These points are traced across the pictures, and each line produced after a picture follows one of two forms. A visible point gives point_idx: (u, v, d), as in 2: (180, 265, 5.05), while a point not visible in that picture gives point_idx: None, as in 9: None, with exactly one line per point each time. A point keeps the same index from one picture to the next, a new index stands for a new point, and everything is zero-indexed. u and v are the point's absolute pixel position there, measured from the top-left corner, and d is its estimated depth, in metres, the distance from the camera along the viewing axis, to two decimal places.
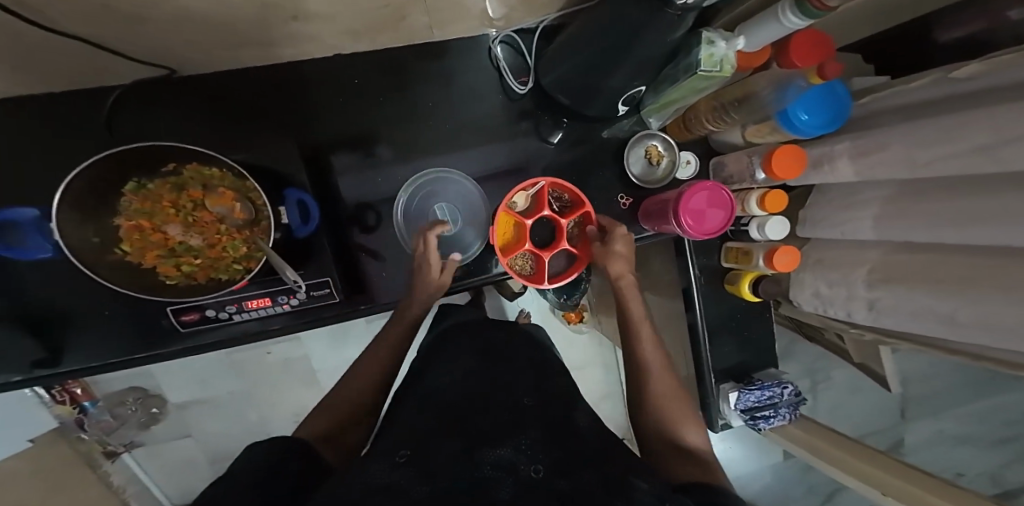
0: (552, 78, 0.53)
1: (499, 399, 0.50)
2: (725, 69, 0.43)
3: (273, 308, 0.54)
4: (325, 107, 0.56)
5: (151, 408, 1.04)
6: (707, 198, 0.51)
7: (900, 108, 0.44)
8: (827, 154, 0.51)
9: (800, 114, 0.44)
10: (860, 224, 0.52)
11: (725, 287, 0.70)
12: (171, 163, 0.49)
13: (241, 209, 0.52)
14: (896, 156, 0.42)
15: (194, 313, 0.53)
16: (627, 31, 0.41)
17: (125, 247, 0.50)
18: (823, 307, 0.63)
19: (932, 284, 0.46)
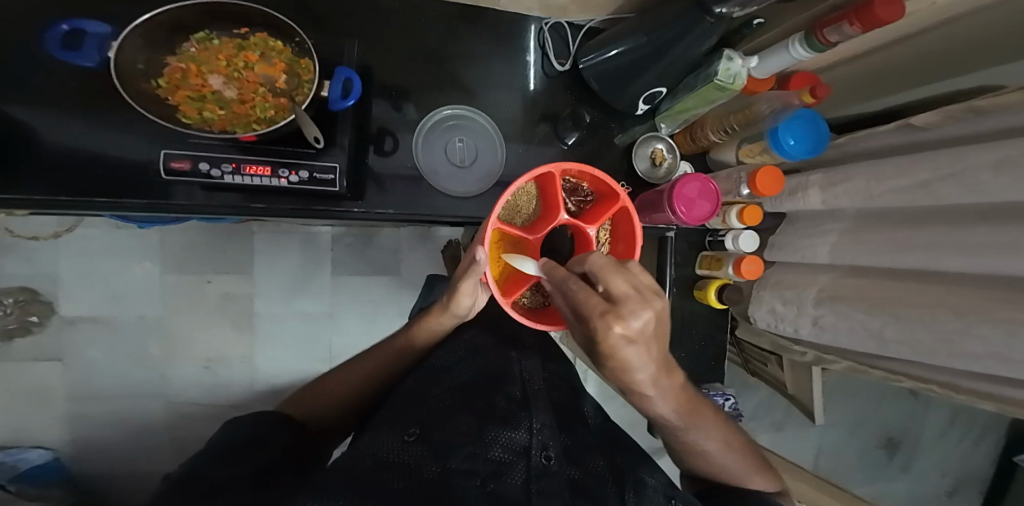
0: (588, 68, 0.58)
1: (507, 381, 0.50)
2: (736, 83, 0.48)
3: (270, 181, 0.46)
4: (374, 48, 0.56)
5: (28, 315, 0.86)
6: (698, 188, 0.54)
7: (866, 154, 0.53)
8: (802, 184, 0.59)
9: (787, 140, 0.50)
10: (818, 248, 0.60)
11: (694, 293, 0.72)
12: (245, 27, 0.46)
13: (285, 82, 0.47)
14: (859, 187, 0.51)
15: (181, 163, 0.44)
16: (671, 35, 0.48)
17: (162, 81, 0.44)
18: (774, 323, 0.68)
19: (870, 301, 0.53)
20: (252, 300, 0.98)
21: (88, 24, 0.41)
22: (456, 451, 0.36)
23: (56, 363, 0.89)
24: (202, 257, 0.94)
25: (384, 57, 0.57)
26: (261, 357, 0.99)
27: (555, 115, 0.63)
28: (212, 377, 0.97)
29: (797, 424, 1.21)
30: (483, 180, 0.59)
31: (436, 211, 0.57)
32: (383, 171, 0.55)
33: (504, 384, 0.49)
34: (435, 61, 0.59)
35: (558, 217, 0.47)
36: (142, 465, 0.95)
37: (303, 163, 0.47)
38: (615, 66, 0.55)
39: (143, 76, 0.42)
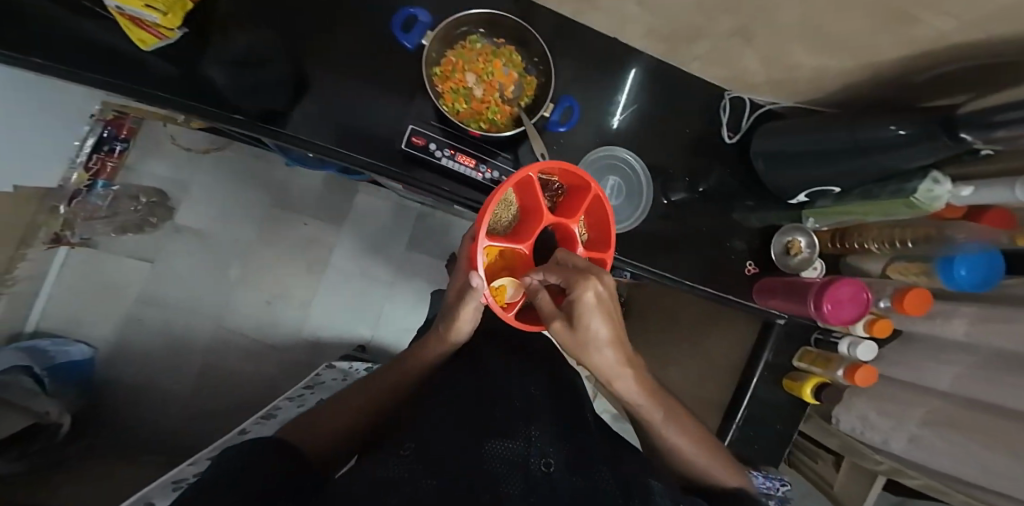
0: (773, 144, 0.61)
1: (505, 392, 0.46)
2: (928, 205, 0.49)
3: (471, 171, 0.53)
4: (574, 76, 0.64)
5: (151, 217, 0.87)
6: (851, 292, 0.56)
7: (1019, 298, 0.54)
8: (947, 310, 0.62)
9: (959, 270, 0.51)
10: (943, 374, 0.61)
11: (783, 381, 0.74)
12: (502, 39, 0.56)
13: (512, 92, 0.55)
14: (1014, 331, 0.52)
15: (416, 138, 0.52)
16: (866, 148, 0.48)
17: (438, 69, 0.52)
18: (862, 429, 0.73)
19: (982, 434, 0.55)
20: (329, 253, 0.98)
21: (420, 12, 0.52)
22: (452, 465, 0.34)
23: (145, 264, 0.89)
24: (313, 203, 0.97)
25: (582, 88, 0.63)
26: (320, 312, 0.98)
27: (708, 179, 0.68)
28: (269, 313, 0.96)
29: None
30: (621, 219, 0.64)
31: None
32: None
33: (501, 396, 0.45)
34: (623, 103, 0.65)
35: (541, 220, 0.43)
36: (178, 389, 0.92)
37: (498, 163, 0.54)
38: (805, 148, 0.56)
39: (430, 61, 0.51)
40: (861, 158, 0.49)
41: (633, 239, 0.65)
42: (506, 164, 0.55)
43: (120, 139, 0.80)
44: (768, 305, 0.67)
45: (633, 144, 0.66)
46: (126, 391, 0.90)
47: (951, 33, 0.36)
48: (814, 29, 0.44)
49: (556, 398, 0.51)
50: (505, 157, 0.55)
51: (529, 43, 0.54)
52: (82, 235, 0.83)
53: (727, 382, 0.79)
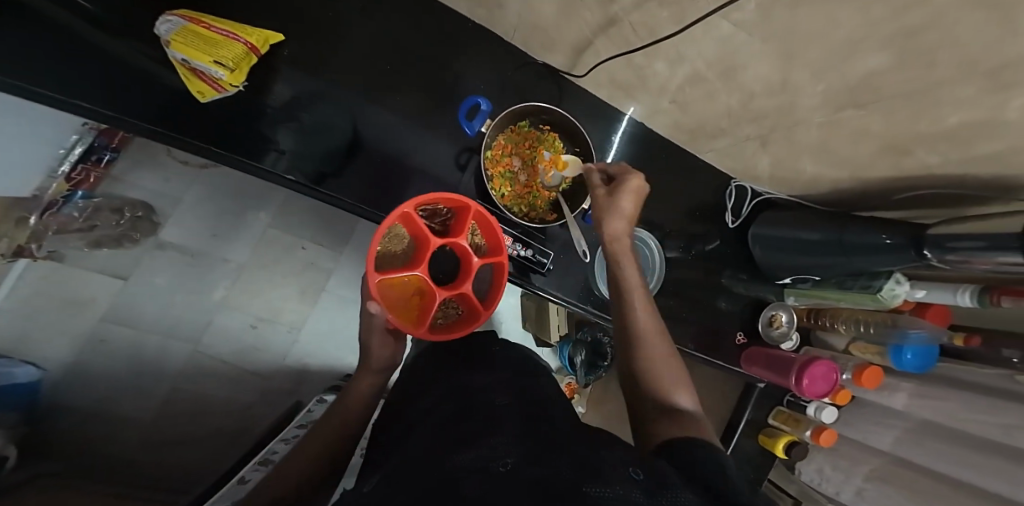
0: (764, 231, 0.70)
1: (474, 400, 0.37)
2: (885, 298, 0.58)
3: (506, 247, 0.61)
4: (599, 153, 0.72)
5: (133, 233, 0.84)
6: (824, 372, 0.69)
7: (950, 378, 0.66)
8: (892, 384, 0.73)
9: (906, 354, 0.61)
10: (885, 436, 0.73)
11: (758, 436, 0.87)
12: (547, 126, 0.63)
13: (554, 178, 0.62)
14: (946, 407, 0.64)
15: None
16: (845, 248, 0.57)
17: (490, 153, 0.59)
18: (819, 481, 0.82)
19: (920, 487, 0.66)
20: (326, 279, 0.98)
21: (483, 102, 0.58)
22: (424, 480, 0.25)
23: (118, 281, 0.85)
24: (314, 228, 0.97)
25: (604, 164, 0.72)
26: (310, 336, 0.97)
27: (710, 253, 0.77)
28: (252, 338, 0.94)
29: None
30: None
31: (570, 294, 0.67)
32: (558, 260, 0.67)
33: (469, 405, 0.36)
34: (637, 178, 0.74)
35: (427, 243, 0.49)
36: (143, 411, 0.87)
37: (529, 242, 0.63)
38: (792, 237, 0.65)
39: (484, 146, 0.59)
40: (825, 266, 0.62)
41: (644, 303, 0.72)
42: (536, 243, 0.64)
43: (111, 149, 0.78)
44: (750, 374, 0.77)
45: (647, 218, 0.74)
46: (81, 414, 0.84)
47: (931, 164, 0.45)
48: (808, 149, 0.55)
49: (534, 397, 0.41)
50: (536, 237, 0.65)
51: (573, 135, 0.63)
52: (49, 246, 0.79)
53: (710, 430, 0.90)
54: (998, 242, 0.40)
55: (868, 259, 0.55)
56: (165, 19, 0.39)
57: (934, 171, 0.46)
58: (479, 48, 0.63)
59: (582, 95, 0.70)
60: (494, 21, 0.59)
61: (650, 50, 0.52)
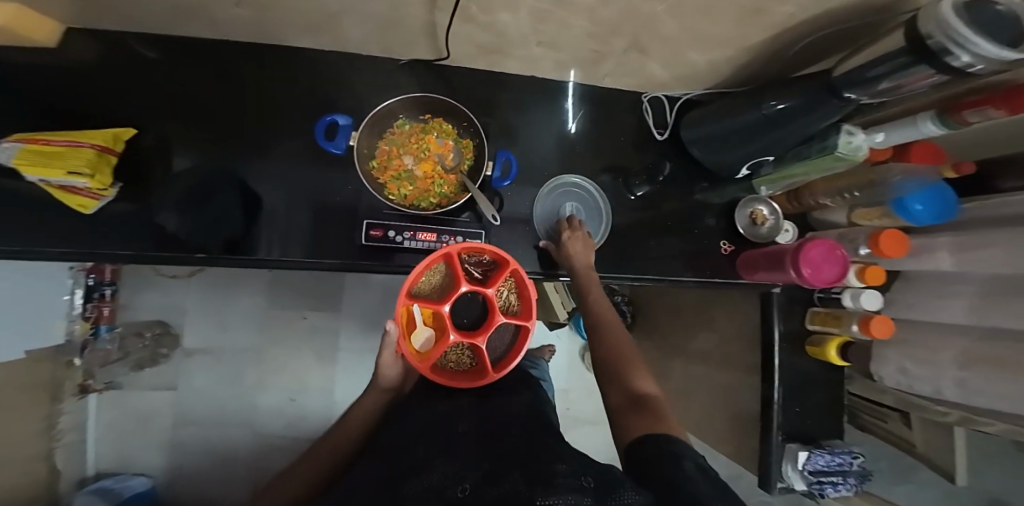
0: (695, 132, 0.64)
1: (436, 430, 0.43)
2: (857, 156, 0.49)
3: (434, 244, 0.61)
4: (503, 122, 0.69)
5: (160, 348, 0.96)
6: (825, 252, 0.57)
7: (1005, 217, 0.49)
8: (928, 243, 0.57)
9: (914, 205, 0.49)
10: (956, 308, 0.56)
11: (807, 347, 0.73)
12: (428, 115, 0.63)
13: (453, 159, 0.62)
14: (1001, 255, 0.48)
15: (378, 230, 0.59)
16: (783, 115, 0.49)
17: (374, 163, 0.59)
18: (907, 383, 0.65)
19: (970, 356, 0.55)
20: (336, 337, 1.05)
21: (338, 117, 0.55)
22: None
23: (169, 391, 0.97)
24: (307, 296, 1.04)
25: (512, 133, 0.69)
26: (343, 386, 1.04)
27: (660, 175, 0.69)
28: (295, 409, 1.02)
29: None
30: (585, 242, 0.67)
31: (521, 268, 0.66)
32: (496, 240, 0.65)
33: (430, 435, 0.42)
34: (552, 132, 0.70)
35: (458, 289, 0.52)
36: (221, 493, 0.97)
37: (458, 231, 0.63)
38: (726, 129, 0.58)
39: (364, 156, 0.58)
40: (769, 145, 0.55)
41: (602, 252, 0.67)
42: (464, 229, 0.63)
43: (106, 284, 0.89)
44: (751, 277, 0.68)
45: (577, 169, 0.70)
46: None
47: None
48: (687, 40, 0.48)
49: (493, 417, 0.46)
50: (461, 226, 0.63)
51: (455, 114, 0.62)
52: (106, 378, 0.93)
53: (748, 362, 0.78)
54: (897, 64, 0.37)
55: (799, 118, 0.49)
56: (4, 147, 0.46)
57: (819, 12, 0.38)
58: (336, 70, 0.63)
59: (461, 73, 0.68)
60: (333, 46, 0.60)
61: (477, 13, 0.48)
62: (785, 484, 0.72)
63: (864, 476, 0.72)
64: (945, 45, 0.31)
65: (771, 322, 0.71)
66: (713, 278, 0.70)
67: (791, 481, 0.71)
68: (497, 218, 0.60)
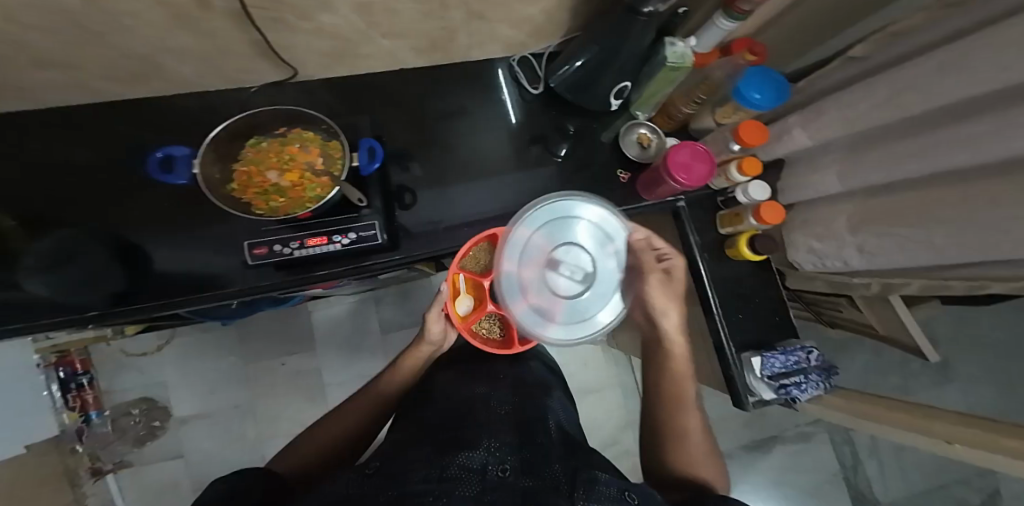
0: (559, 78, 0.67)
1: (475, 414, 0.53)
2: (686, 62, 0.55)
3: (327, 247, 0.58)
4: (380, 123, 0.70)
5: (152, 421, 1.01)
6: (691, 153, 0.59)
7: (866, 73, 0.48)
8: (783, 128, 0.59)
9: (752, 95, 0.54)
10: (827, 179, 0.55)
11: (727, 253, 0.70)
12: (286, 128, 0.60)
13: (322, 163, 0.58)
14: (862, 108, 0.46)
15: (263, 248, 0.57)
16: (614, 39, 0.54)
17: (234, 185, 0.57)
18: (820, 262, 0.60)
19: (853, 218, 0.53)
20: (319, 376, 1.09)
21: (174, 149, 0.54)
22: (400, 475, 0.37)
23: (179, 460, 1.02)
24: (277, 342, 1.09)
25: (392, 130, 0.70)
26: None
27: (568, 126, 0.73)
28: None
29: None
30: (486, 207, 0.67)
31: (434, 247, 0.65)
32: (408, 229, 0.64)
33: (471, 417, 0.52)
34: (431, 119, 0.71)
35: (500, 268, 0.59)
36: None
37: (347, 228, 0.59)
38: (584, 66, 0.62)
39: (219, 182, 0.55)
40: (621, 68, 0.60)
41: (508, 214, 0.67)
42: (353, 224, 0.60)
43: (80, 373, 0.96)
44: (659, 199, 0.68)
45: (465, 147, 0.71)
46: None
47: None
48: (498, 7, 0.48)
49: (518, 404, 0.57)
50: (352, 223, 0.60)
51: (311, 118, 0.59)
52: (113, 458, 0.99)
53: None
54: None
55: (631, 39, 0.53)
56: None
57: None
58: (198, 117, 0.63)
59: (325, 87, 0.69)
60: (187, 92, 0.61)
61: (295, 41, 0.49)
62: (756, 398, 0.64)
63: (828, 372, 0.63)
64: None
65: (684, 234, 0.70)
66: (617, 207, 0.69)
67: (759, 392, 0.63)
68: (361, 200, 0.59)
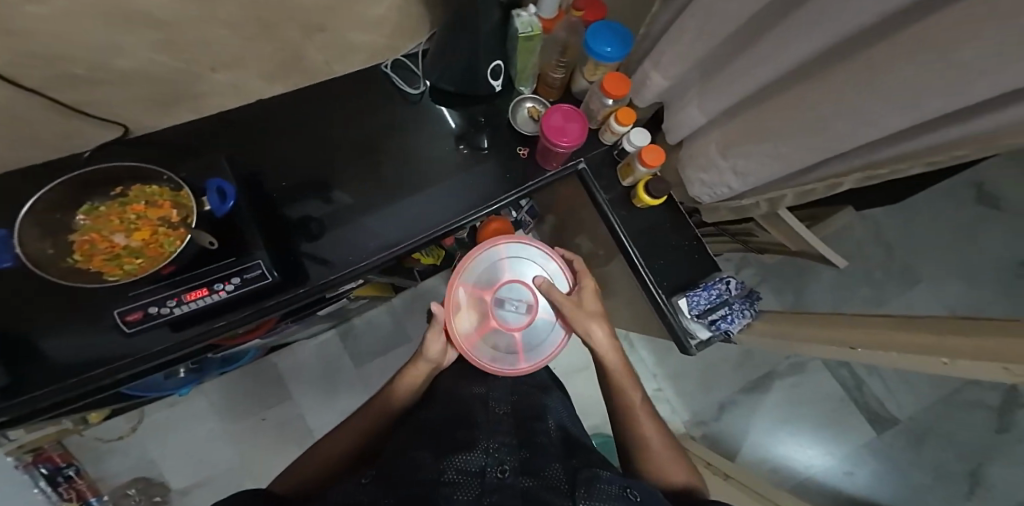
0: (433, 74, 0.61)
1: (477, 416, 0.59)
2: (534, 28, 0.54)
3: (210, 298, 0.51)
4: None
5: (153, 497, 1.03)
6: (562, 116, 0.59)
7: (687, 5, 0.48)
8: (643, 75, 0.57)
9: (603, 49, 0.56)
10: (689, 110, 0.53)
11: (637, 205, 0.68)
12: (120, 187, 0.53)
13: (176, 215, 0.52)
14: (694, 35, 0.45)
15: (136, 314, 0.49)
16: (466, 26, 0.50)
17: (76, 256, 0.50)
18: (714, 193, 0.57)
19: (722, 144, 0.51)
20: (305, 421, 1.11)
21: None
22: (406, 481, 0.45)
23: None
24: (255, 397, 1.10)
25: None
26: None
27: (479, 116, 0.67)
28: None
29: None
30: (407, 215, 0.62)
31: (350, 264, 0.58)
32: (317, 249, 0.57)
33: (473, 420, 0.58)
34: None
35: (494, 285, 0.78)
36: None
37: (230, 271, 0.52)
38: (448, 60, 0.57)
39: (57, 258, 0.48)
40: (487, 52, 0.55)
41: (420, 217, 0.62)
42: (236, 265, 0.53)
43: (65, 466, 0.93)
44: (561, 164, 0.67)
45: None
46: None
47: None
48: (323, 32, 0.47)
49: (522, 410, 0.64)
50: (236, 265, 0.53)
51: (149, 172, 0.52)
52: None
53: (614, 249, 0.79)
54: None
55: (479, 22, 0.50)
56: None
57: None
58: None
59: None
60: None
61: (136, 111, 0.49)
62: (695, 340, 0.64)
63: (751, 299, 0.63)
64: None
65: (590, 187, 0.68)
66: (524, 187, 0.65)
67: (696, 334, 0.63)
68: (212, 241, 0.51)
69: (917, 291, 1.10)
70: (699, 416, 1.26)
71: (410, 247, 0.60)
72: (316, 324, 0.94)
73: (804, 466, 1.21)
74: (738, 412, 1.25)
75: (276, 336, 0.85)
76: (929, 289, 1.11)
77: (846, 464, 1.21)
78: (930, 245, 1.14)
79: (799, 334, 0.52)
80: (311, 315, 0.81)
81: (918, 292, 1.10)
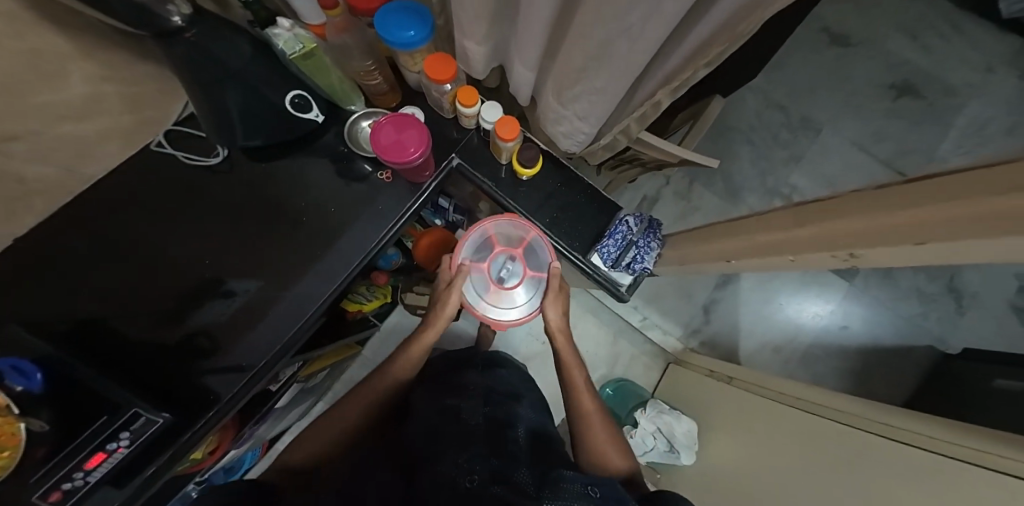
0: (238, 138, 0.53)
1: (454, 427, 0.53)
2: (305, 41, 0.50)
3: (117, 456, 0.45)
4: None
5: None
6: (393, 128, 0.54)
7: None
8: (460, 46, 0.51)
9: (408, 34, 0.50)
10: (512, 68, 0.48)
11: (522, 178, 0.65)
12: None
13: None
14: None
15: (56, 494, 0.41)
16: (223, 72, 0.43)
17: None
18: (578, 141, 0.55)
19: (556, 91, 0.47)
20: None
21: None
22: None
23: None
24: None
25: None
26: None
27: (340, 147, 0.63)
28: None
29: (785, 172, 1.16)
30: (297, 286, 0.60)
31: (255, 355, 0.57)
32: (226, 358, 0.57)
33: (446, 434, 0.52)
34: None
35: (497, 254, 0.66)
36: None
37: (120, 425, 0.45)
38: (242, 114, 0.49)
39: None
40: (269, 82, 0.49)
41: (305, 282, 0.60)
42: (120, 419, 0.45)
43: None
44: (436, 169, 0.64)
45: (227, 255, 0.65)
46: None
47: None
48: (104, 146, 0.43)
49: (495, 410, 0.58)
50: (122, 418, 0.45)
51: None
52: None
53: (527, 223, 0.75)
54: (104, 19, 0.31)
55: (250, 74, 0.46)
56: None
57: (99, 70, 0.35)
58: None
59: None
60: None
61: None
62: (622, 286, 0.66)
63: (655, 225, 0.66)
64: (141, 19, 0.32)
65: (472, 176, 0.65)
66: (403, 207, 0.63)
67: (619, 282, 0.65)
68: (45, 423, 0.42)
69: (818, 145, 1.17)
70: (690, 327, 1.27)
71: (319, 310, 0.60)
72: (288, 412, 0.93)
73: (800, 333, 1.25)
74: (722, 309, 1.27)
75: (251, 441, 0.85)
76: (828, 135, 1.18)
77: (838, 319, 1.25)
78: (815, 91, 1.19)
79: (695, 253, 0.55)
80: (273, 410, 0.81)
81: (820, 145, 1.17)
